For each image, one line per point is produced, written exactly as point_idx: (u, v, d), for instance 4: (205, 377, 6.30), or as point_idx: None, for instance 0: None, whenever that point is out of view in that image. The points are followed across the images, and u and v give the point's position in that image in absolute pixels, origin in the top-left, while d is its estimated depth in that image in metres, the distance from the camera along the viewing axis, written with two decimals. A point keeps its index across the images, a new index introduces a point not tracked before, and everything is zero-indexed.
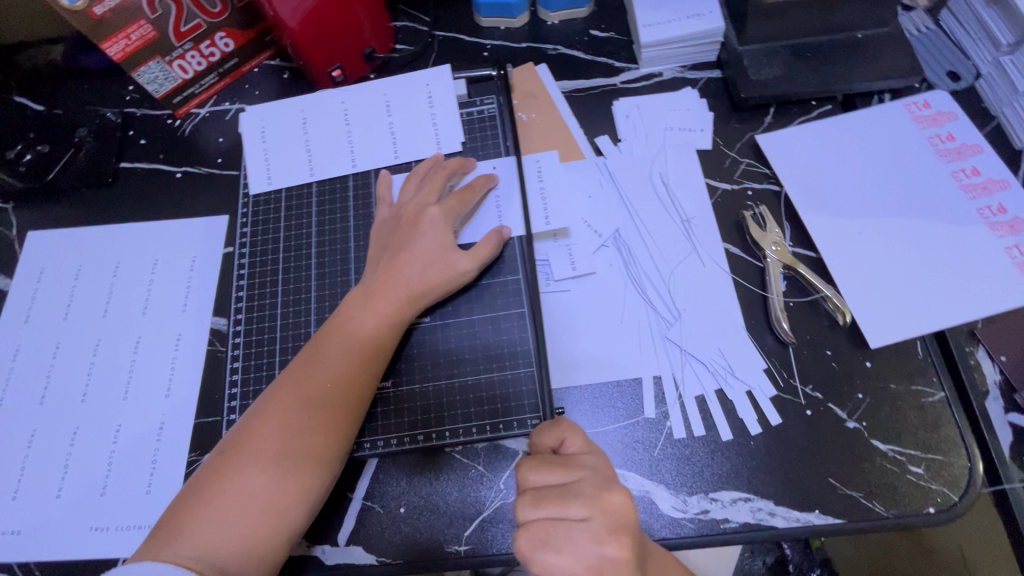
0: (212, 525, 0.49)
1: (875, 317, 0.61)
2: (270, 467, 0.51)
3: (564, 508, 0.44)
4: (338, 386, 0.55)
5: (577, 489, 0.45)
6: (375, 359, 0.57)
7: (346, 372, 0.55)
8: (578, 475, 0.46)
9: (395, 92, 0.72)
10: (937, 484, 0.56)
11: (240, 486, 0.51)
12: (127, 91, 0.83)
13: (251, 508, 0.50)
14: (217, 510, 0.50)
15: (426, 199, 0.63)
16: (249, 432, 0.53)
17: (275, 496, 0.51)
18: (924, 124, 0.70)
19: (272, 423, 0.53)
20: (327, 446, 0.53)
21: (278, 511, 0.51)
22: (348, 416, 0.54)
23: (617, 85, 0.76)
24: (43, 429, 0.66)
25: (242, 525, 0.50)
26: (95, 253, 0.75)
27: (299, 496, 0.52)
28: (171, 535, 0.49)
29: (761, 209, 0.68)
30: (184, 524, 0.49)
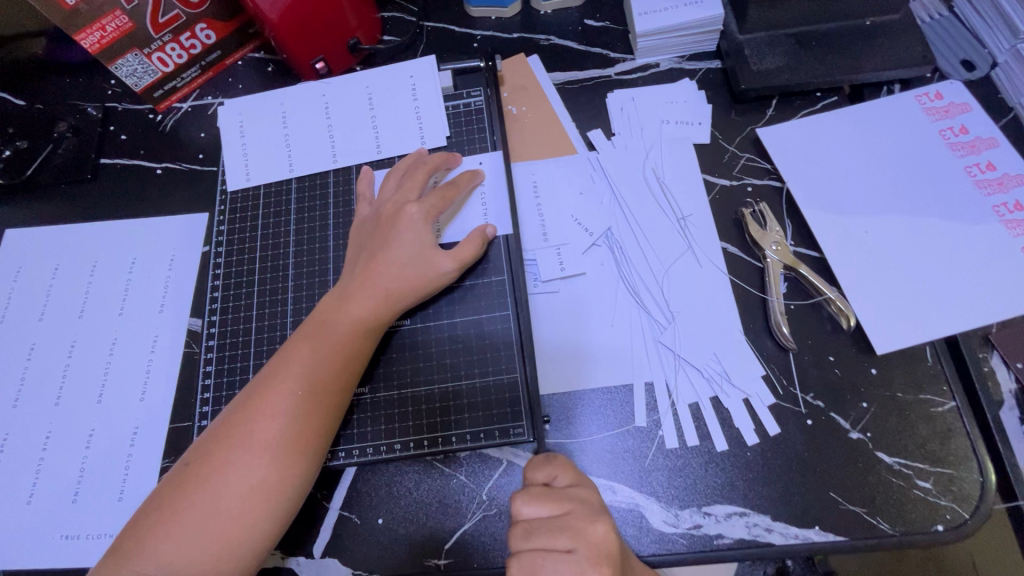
0: (174, 540, 0.47)
1: (882, 320, 0.58)
2: (240, 479, 0.49)
3: (553, 541, 0.44)
4: (309, 393, 0.52)
5: (566, 522, 0.45)
6: (351, 362, 0.54)
7: (318, 377, 0.52)
8: (567, 508, 0.46)
9: (379, 84, 0.69)
10: (946, 500, 0.52)
11: (207, 499, 0.48)
12: (108, 85, 0.81)
13: (218, 523, 0.47)
14: (183, 525, 0.47)
15: (406, 196, 0.60)
16: (217, 441, 0.50)
17: (240, 509, 0.48)
18: (936, 116, 0.66)
19: (241, 431, 0.50)
20: (300, 454, 0.50)
21: (247, 525, 0.48)
22: (323, 423, 0.52)
23: (611, 77, 0.73)
24: (15, 433, 0.64)
25: (209, 541, 0.47)
26: (72, 251, 0.73)
27: (269, 508, 0.49)
28: (134, 551, 0.47)
29: (761, 207, 0.64)
30: (149, 539, 0.47)
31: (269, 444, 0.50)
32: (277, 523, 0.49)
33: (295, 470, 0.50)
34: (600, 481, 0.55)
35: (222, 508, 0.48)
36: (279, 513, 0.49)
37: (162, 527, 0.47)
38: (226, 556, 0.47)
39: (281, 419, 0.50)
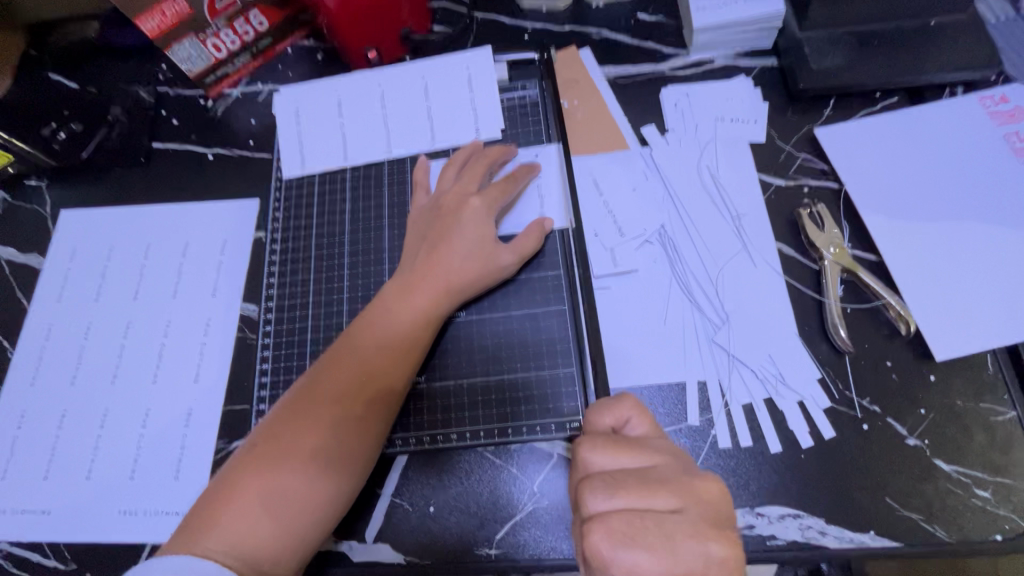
0: (245, 522, 0.47)
1: (942, 327, 0.57)
2: (309, 463, 0.49)
3: (654, 499, 0.38)
4: (374, 381, 0.53)
5: (661, 476, 0.40)
6: (413, 352, 0.55)
7: (383, 365, 0.53)
8: (657, 460, 0.41)
9: (434, 74, 0.69)
10: (1004, 510, 0.52)
11: (275, 480, 0.49)
12: (160, 70, 0.82)
13: (286, 504, 0.48)
14: (251, 504, 0.48)
15: (467, 187, 0.60)
16: (284, 423, 0.51)
17: (309, 492, 0.49)
18: (1001, 120, 0.65)
19: (308, 414, 0.51)
20: (365, 441, 0.51)
21: (313, 507, 0.49)
22: (386, 410, 0.53)
23: (665, 73, 0.72)
24: (74, 410, 0.66)
25: (276, 521, 0.48)
26: (126, 234, 0.74)
27: (335, 492, 0.50)
28: (202, 529, 0.47)
29: (819, 207, 0.63)
30: (216, 518, 0.47)
31: (337, 430, 0.51)
32: (339, 506, 0.51)
33: (359, 456, 0.51)
34: None
35: (289, 490, 0.49)
36: (343, 497, 0.51)
37: (230, 505, 0.48)
38: (293, 536, 0.48)
39: (347, 406, 0.51)
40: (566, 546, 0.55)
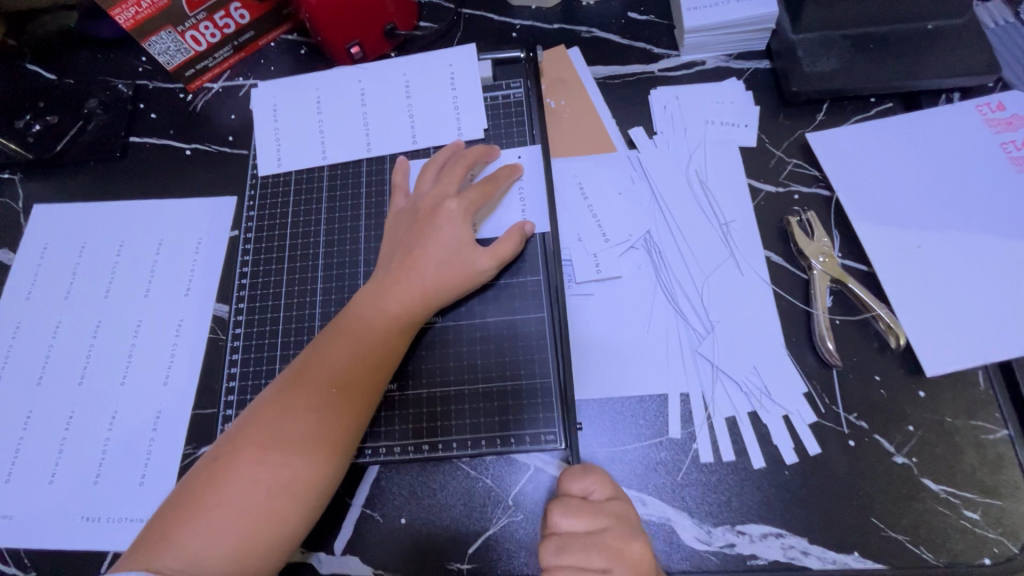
0: (202, 537, 0.45)
1: (934, 341, 0.55)
2: (270, 477, 0.47)
3: (587, 559, 0.43)
4: (342, 391, 0.51)
5: (601, 540, 0.44)
6: (385, 360, 0.53)
7: (352, 374, 0.51)
8: (603, 524, 0.45)
9: (417, 72, 0.67)
10: (994, 533, 0.50)
11: (238, 493, 0.47)
12: (140, 63, 0.80)
13: (248, 519, 0.46)
14: (211, 519, 0.46)
15: (445, 190, 0.58)
16: (249, 434, 0.49)
17: (270, 507, 0.47)
18: (998, 128, 0.63)
19: (274, 425, 0.49)
20: (332, 451, 0.49)
21: (275, 523, 0.47)
22: (355, 421, 0.51)
23: (655, 74, 0.70)
24: (39, 411, 0.64)
25: (236, 537, 0.46)
26: (100, 230, 0.72)
27: (299, 507, 0.48)
28: (160, 545, 0.45)
29: (808, 215, 0.62)
30: (174, 533, 0.46)
31: (301, 442, 0.49)
32: (305, 522, 0.49)
33: (325, 469, 0.49)
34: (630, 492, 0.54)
35: (250, 504, 0.47)
36: (308, 511, 0.48)
37: (189, 520, 0.46)
38: (254, 553, 0.46)
39: (312, 418, 0.49)
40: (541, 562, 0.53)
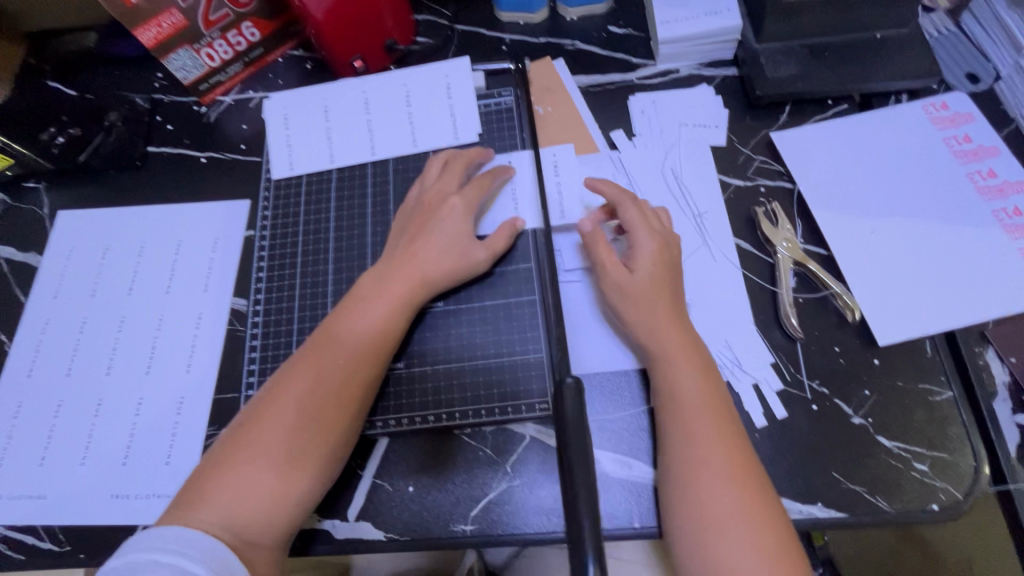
0: (233, 497, 0.50)
1: (885, 315, 0.62)
2: (290, 443, 0.52)
3: (644, 311, 0.59)
4: (355, 366, 0.56)
5: (655, 304, 0.59)
6: (389, 335, 0.58)
7: (362, 351, 0.57)
8: (653, 306, 0.59)
9: (416, 81, 0.74)
10: (941, 482, 0.56)
11: (259, 456, 0.51)
12: (156, 79, 0.86)
13: (270, 478, 0.51)
14: (237, 480, 0.51)
15: (447, 186, 0.65)
16: (266, 404, 0.54)
17: (293, 469, 0.52)
18: (941, 125, 0.70)
19: (289, 396, 0.54)
20: (344, 416, 0.55)
21: (295, 481, 0.52)
22: (362, 389, 0.56)
23: (633, 81, 0.77)
24: (70, 399, 0.69)
25: (262, 494, 0.50)
26: (122, 232, 0.77)
27: (314, 466, 0.52)
28: (194, 504, 0.50)
29: (773, 206, 0.68)
30: (205, 494, 0.50)
31: (320, 411, 0.54)
32: (322, 480, 0.53)
33: (340, 434, 0.54)
34: (616, 456, 0.59)
35: (275, 467, 0.51)
36: (324, 470, 0.53)
37: (217, 483, 0.50)
38: (277, 508, 0.51)
39: (328, 389, 0.55)
40: (537, 522, 0.59)
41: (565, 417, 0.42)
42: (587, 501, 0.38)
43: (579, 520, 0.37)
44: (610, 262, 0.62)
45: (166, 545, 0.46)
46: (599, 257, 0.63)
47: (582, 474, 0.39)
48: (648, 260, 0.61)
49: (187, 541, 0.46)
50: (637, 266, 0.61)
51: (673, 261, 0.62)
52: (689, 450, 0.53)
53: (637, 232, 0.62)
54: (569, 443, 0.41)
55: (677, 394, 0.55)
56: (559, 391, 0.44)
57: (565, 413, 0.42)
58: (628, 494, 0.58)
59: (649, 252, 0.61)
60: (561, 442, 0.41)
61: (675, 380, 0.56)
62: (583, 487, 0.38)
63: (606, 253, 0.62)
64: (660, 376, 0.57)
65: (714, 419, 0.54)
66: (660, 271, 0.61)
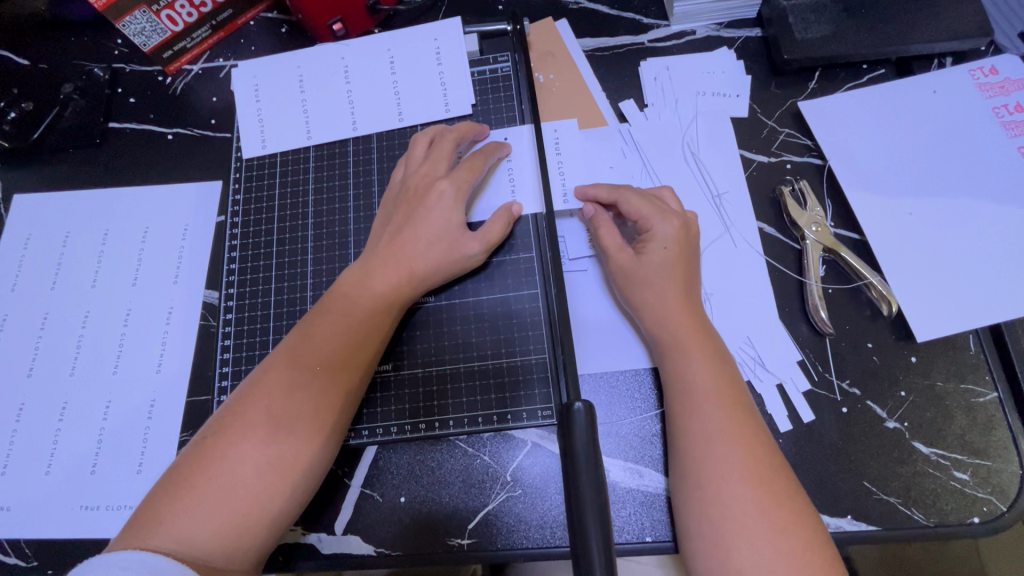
0: (196, 515, 0.45)
1: (924, 307, 0.56)
2: (260, 455, 0.47)
3: (657, 296, 0.53)
4: (332, 370, 0.51)
5: (665, 289, 0.53)
6: (371, 337, 0.53)
7: (341, 354, 0.51)
8: (666, 290, 0.53)
9: (401, 46, 0.66)
10: (983, 493, 0.51)
11: (227, 471, 0.47)
12: (115, 45, 0.76)
13: (237, 496, 0.46)
14: (201, 498, 0.46)
15: (435, 168, 0.58)
16: (235, 414, 0.49)
17: (262, 484, 0.47)
18: (990, 92, 0.63)
19: (262, 403, 0.49)
20: (321, 427, 0.50)
21: (265, 499, 0.47)
22: (341, 396, 0.51)
23: (644, 45, 0.69)
24: (32, 403, 0.63)
25: (229, 513, 0.46)
26: (83, 218, 0.70)
27: (288, 483, 0.48)
28: (154, 524, 0.45)
29: (801, 184, 0.61)
30: (167, 513, 0.45)
31: (294, 419, 0.49)
32: (296, 497, 0.48)
33: (315, 445, 0.49)
34: (626, 464, 0.54)
35: (244, 481, 0.46)
36: (298, 487, 0.48)
37: (180, 499, 0.46)
38: (244, 529, 0.46)
39: (304, 395, 0.50)
40: (540, 535, 0.54)
41: (573, 443, 0.37)
42: (596, 517, 0.34)
43: (587, 538, 0.33)
44: (618, 248, 0.55)
45: (119, 567, 0.40)
46: (604, 242, 0.56)
47: (592, 497, 0.34)
48: (662, 244, 0.54)
49: (140, 564, 0.41)
50: (648, 251, 0.54)
51: (691, 247, 0.55)
52: (706, 452, 0.47)
53: (646, 212, 0.56)
54: (579, 467, 0.36)
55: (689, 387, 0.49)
56: (566, 413, 0.38)
57: (573, 438, 0.37)
58: (639, 506, 0.53)
59: (662, 239, 0.54)
60: (569, 469, 0.36)
61: (688, 372, 0.50)
62: (593, 513, 0.34)
63: (611, 238, 0.56)
64: (672, 369, 0.51)
65: (733, 416, 0.48)
66: (676, 256, 0.54)
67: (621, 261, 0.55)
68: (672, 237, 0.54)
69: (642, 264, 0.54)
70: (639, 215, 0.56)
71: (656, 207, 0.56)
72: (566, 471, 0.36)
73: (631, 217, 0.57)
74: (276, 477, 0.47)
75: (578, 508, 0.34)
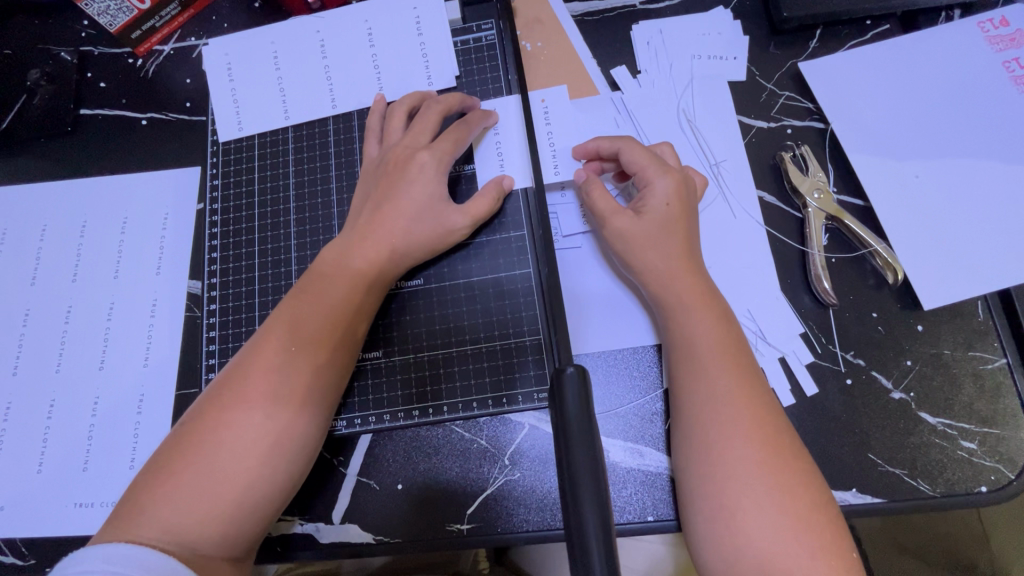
0: (184, 502, 0.43)
1: (931, 274, 0.54)
2: (243, 436, 0.45)
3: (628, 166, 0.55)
4: (313, 345, 0.48)
5: (626, 152, 0.55)
6: (348, 317, 0.50)
7: (322, 328, 0.49)
8: (624, 150, 0.55)
9: (379, 17, 0.62)
10: (991, 461, 0.50)
11: (207, 460, 0.44)
12: (82, 27, 0.73)
13: (217, 485, 0.44)
14: (185, 486, 0.43)
15: (416, 140, 0.55)
16: (217, 397, 0.47)
17: (250, 463, 0.45)
18: (1000, 45, 0.59)
19: (242, 385, 0.47)
20: (299, 408, 0.47)
21: (251, 481, 0.45)
22: (327, 372, 0.49)
23: (636, 6, 0.65)
24: (19, 402, 0.62)
25: (211, 500, 0.43)
26: (60, 210, 0.68)
27: (274, 462, 0.46)
28: (133, 515, 0.43)
29: (802, 150, 0.59)
30: (147, 503, 0.43)
31: (276, 395, 0.46)
32: (284, 475, 0.46)
33: (300, 423, 0.47)
34: (625, 444, 0.53)
35: (229, 462, 0.44)
36: (278, 473, 0.46)
37: (161, 487, 0.44)
38: (233, 513, 0.44)
39: (285, 371, 0.47)
40: (539, 519, 0.53)
41: (565, 413, 0.32)
42: (592, 489, 0.29)
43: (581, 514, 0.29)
44: (649, 169, 0.53)
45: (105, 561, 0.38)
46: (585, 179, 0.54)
47: (588, 478, 0.30)
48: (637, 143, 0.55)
49: (129, 559, 0.39)
50: (662, 191, 0.52)
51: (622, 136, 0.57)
52: (708, 396, 0.46)
53: (647, 235, 0.51)
54: (572, 441, 0.31)
55: (689, 352, 0.48)
56: (556, 381, 0.33)
57: (565, 406, 0.32)
58: (640, 486, 0.52)
59: (668, 185, 0.52)
60: (561, 445, 0.31)
61: (688, 332, 0.48)
62: (591, 500, 0.29)
63: (607, 202, 0.53)
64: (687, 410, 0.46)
65: (735, 373, 0.46)
66: (676, 211, 0.52)
67: (592, 178, 0.54)
68: (659, 185, 0.52)
69: (639, 221, 0.52)
70: (608, 143, 0.56)
71: (677, 221, 0.51)
72: (560, 449, 0.31)
73: (630, 167, 0.54)
74: (263, 455, 0.45)
75: (572, 488, 0.30)
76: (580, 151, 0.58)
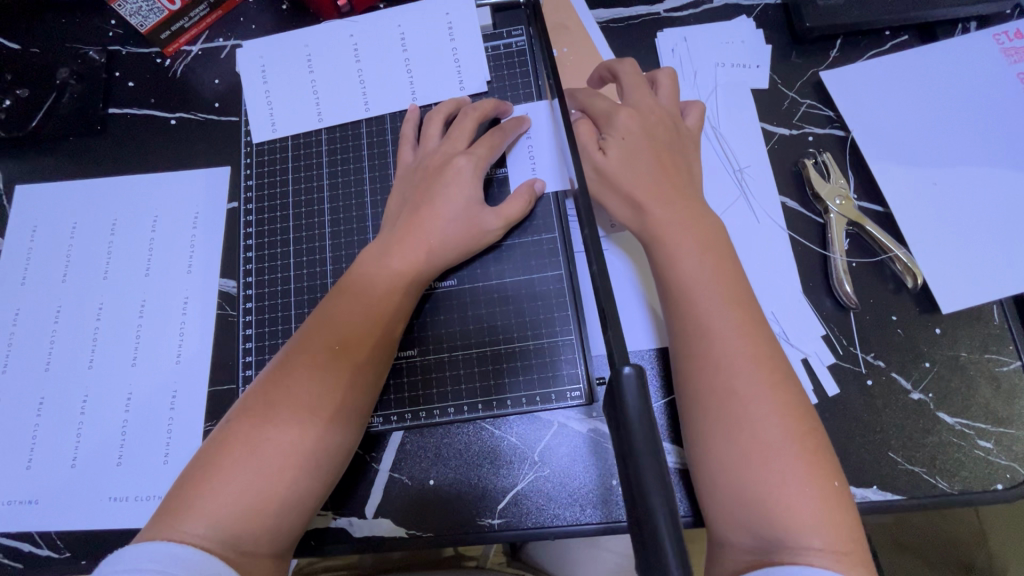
0: (228, 498, 0.44)
1: (949, 279, 0.56)
2: (285, 436, 0.46)
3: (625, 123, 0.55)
4: (353, 346, 0.50)
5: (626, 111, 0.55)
6: (387, 320, 0.52)
7: (363, 330, 0.50)
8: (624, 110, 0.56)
9: (412, 22, 0.63)
10: (1006, 460, 0.52)
11: (251, 457, 0.45)
12: (109, 26, 0.73)
13: (260, 482, 0.45)
14: (229, 482, 0.44)
15: (453, 146, 0.56)
16: (262, 396, 0.48)
17: (291, 461, 0.46)
18: (1014, 57, 0.61)
19: (285, 385, 0.48)
20: (339, 408, 0.48)
21: (293, 479, 0.46)
22: (365, 374, 0.50)
23: (661, 15, 0.66)
24: (51, 397, 0.63)
25: (254, 498, 0.44)
26: (91, 209, 0.69)
27: (314, 460, 0.47)
28: (179, 511, 0.44)
29: (825, 157, 0.60)
30: (192, 501, 0.44)
31: (317, 396, 0.47)
32: (323, 475, 0.47)
33: (342, 422, 0.48)
34: None
35: (272, 459, 0.45)
36: (319, 469, 0.47)
37: (206, 484, 0.44)
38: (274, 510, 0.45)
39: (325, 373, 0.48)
40: (569, 515, 0.54)
41: (627, 419, 0.30)
42: (662, 494, 0.28)
43: (653, 520, 0.28)
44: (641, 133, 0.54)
45: (146, 559, 0.40)
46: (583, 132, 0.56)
47: (655, 479, 0.29)
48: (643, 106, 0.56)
49: (169, 557, 0.40)
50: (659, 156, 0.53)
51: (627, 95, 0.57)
52: (743, 394, 0.44)
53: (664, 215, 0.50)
54: (637, 446, 0.29)
55: (713, 347, 0.46)
56: (614, 383, 0.31)
57: (627, 412, 0.30)
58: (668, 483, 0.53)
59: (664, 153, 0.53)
60: (626, 448, 0.30)
61: (716, 327, 0.46)
62: (662, 505, 0.28)
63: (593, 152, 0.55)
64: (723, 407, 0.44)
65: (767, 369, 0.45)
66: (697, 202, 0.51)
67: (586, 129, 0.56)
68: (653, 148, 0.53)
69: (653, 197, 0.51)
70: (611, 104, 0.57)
71: (696, 218, 0.51)
72: (623, 453, 0.30)
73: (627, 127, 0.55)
74: (302, 453, 0.46)
75: (638, 490, 0.29)
76: (575, 102, 0.59)
